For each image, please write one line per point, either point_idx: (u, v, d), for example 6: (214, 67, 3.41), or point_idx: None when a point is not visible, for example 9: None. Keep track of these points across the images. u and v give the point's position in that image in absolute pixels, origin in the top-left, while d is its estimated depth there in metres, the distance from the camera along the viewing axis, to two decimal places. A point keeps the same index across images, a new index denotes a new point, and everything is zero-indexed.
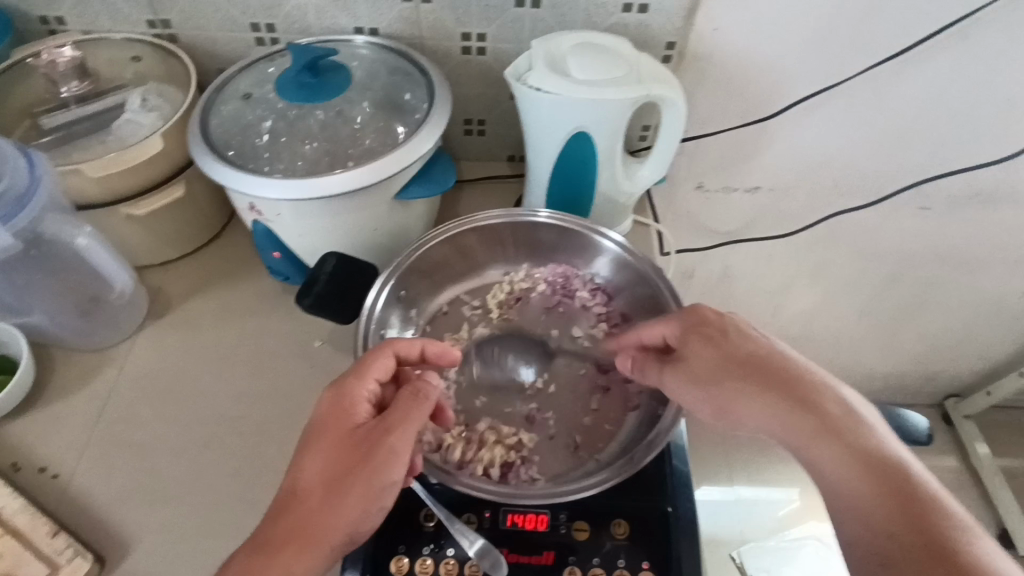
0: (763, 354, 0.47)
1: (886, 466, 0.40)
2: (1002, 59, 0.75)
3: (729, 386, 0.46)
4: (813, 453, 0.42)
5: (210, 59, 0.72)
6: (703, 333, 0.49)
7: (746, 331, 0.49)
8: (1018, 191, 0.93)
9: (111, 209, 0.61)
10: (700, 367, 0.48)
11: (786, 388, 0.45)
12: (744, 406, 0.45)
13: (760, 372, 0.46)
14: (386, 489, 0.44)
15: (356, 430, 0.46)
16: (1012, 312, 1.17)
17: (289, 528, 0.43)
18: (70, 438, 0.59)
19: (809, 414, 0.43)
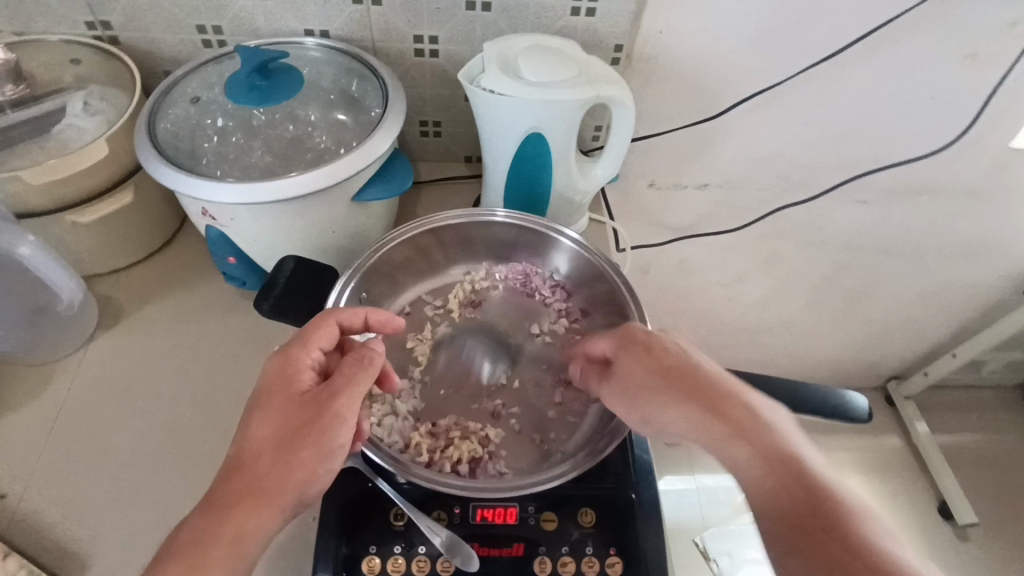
0: (687, 364, 0.48)
1: (794, 467, 0.41)
2: (923, 60, 0.81)
3: (653, 396, 0.47)
4: (727, 458, 0.43)
5: (155, 61, 0.70)
6: (628, 346, 0.50)
7: (671, 343, 0.50)
8: (942, 183, 0.99)
9: (56, 217, 0.59)
10: (629, 380, 0.49)
11: (701, 395, 0.45)
12: (662, 414, 0.46)
13: (683, 380, 0.47)
14: (337, 447, 0.45)
15: (302, 394, 0.47)
16: (943, 297, 1.25)
17: (239, 489, 0.43)
18: (17, 456, 0.58)
19: (723, 420, 0.44)
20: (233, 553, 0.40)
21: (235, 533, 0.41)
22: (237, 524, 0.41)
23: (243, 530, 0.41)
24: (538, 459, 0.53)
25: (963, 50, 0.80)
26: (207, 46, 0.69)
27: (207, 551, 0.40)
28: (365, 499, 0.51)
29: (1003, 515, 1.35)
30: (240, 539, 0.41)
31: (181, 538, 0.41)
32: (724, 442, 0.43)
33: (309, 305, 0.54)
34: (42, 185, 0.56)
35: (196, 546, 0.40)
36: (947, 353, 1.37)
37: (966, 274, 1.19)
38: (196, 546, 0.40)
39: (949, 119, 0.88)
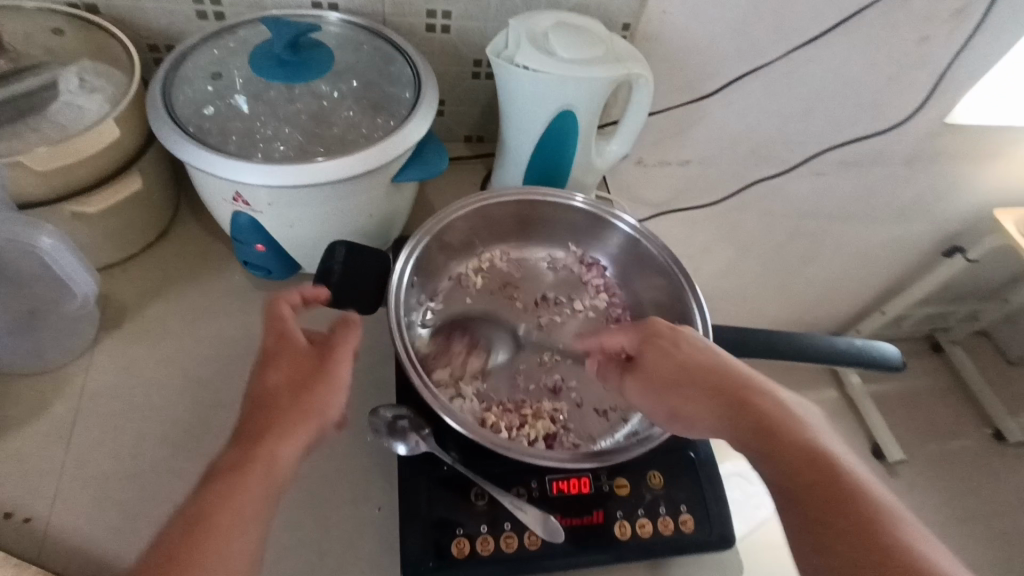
0: (710, 359, 0.48)
1: (827, 466, 0.40)
2: (889, 44, 0.87)
3: (678, 391, 0.48)
4: (754, 453, 0.43)
5: (139, 33, 0.64)
6: (653, 337, 0.51)
7: (693, 337, 0.50)
8: (892, 157, 1.07)
9: (55, 207, 0.53)
10: (655, 372, 0.49)
11: (723, 392, 0.46)
12: (692, 408, 0.46)
13: (707, 375, 0.47)
14: (338, 392, 0.45)
15: (304, 347, 0.47)
16: (880, 261, 1.37)
17: (259, 428, 0.42)
18: (34, 475, 0.52)
19: (747, 414, 0.44)
20: (265, 482, 0.40)
21: (261, 463, 0.41)
22: (263, 456, 0.41)
23: (271, 461, 0.41)
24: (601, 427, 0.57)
25: (916, 35, 0.86)
26: (202, 18, 0.63)
27: (239, 479, 0.40)
28: (443, 484, 0.51)
29: (927, 452, 1.51)
30: (268, 469, 0.41)
31: (208, 478, 0.40)
32: (749, 439, 0.43)
33: (370, 290, 0.53)
34: (44, 171, 0.50)
35: (227, 479, 0.39)
36: (877, 311, 1.51)
37: (897, 239, 1.29)
38: (228, 479, 0.40)
39: (905, 96, 0.95)
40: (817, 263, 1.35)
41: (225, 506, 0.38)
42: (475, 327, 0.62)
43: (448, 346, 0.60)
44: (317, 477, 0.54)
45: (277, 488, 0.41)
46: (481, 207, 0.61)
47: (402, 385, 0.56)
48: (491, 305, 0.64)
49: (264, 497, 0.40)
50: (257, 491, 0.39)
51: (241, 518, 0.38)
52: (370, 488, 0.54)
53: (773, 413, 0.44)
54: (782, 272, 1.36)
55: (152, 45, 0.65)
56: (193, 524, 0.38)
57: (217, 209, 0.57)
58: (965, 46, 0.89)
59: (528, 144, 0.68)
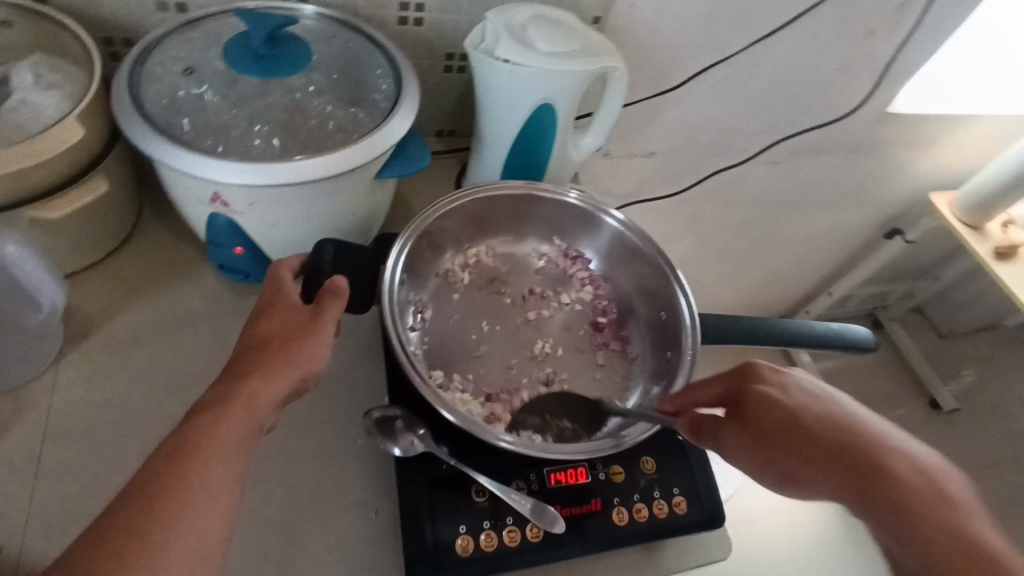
0: (825, 413, 0.46)
1: (975, 544, 0.37)
2: (842, 38, 0.91)
3: (788, 449, 0.45)
4: (883, 529, 0.39)
5: (92, 25, 0.60)
6: (758, 389, 0.49)
7: (806, 390, 0.49)
8: (842, 146, 1.12)
9: (14, 213, 0.49)
10: (759, 423, 0.47)
11: (843, 454, 0.43)
12: (806, 470, 0.44)
13: (826, 435, 0.45)
14: (325, 345, 0.46)
15: (295, 301, 0.48)
16: (829, 245, 1.44)
17: (250, 366, 0.43)
18: (2, 501, 0.49)
19: (869, 481, 0.41)
20: (246, 420, 0.40)
21: (243, 401, 0.41)
22: (247, 394, 0.41)
23: (254, 400, 0.41)
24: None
25: (863, 28, 0.90)
26: (162, 10, 0.60)
27: (224, 413, 0.40)
28: (442, 482, 0.51)
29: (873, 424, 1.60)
30: (250, 408, 0.41)
31: (195, 411, 0.40)
32: (879, 505, 0.40)
33: (360, 289, 0.52)
34: (5, 175, 0.47)
35: (213, 411, 0.40)
36: (824, 293, 1.59)
37: (842, 223, 1.36)
38: (213, 411, 0.40)
39: (853, 87, 1.00)
40: (772, 249, 1.40)
41: (207, 438, 0.39)
42: (468, 324, 0.62)
43: (440, 343, 0.60)
44: (310, 484, 0.53)
45: (257, 428, 0.41)
46: (471, 201, 0.62)
47: (393, 385, 0.56)
48: (481, 300, 0.65)
49: (246, 435, 0.40)
50: (238, 428, 0.40)
51: (222, 451, 0.39)
52: (365, 492, 0.53)
53: (906, 480, 0.41)
54: (739, 258, 1.41)
55: (107, 38, 0.61)
56: (176, 453, 0.38)
57: (190, 212, 0.55)
58: (908, 39, 0.93)
59: (506, 137, 0.68)
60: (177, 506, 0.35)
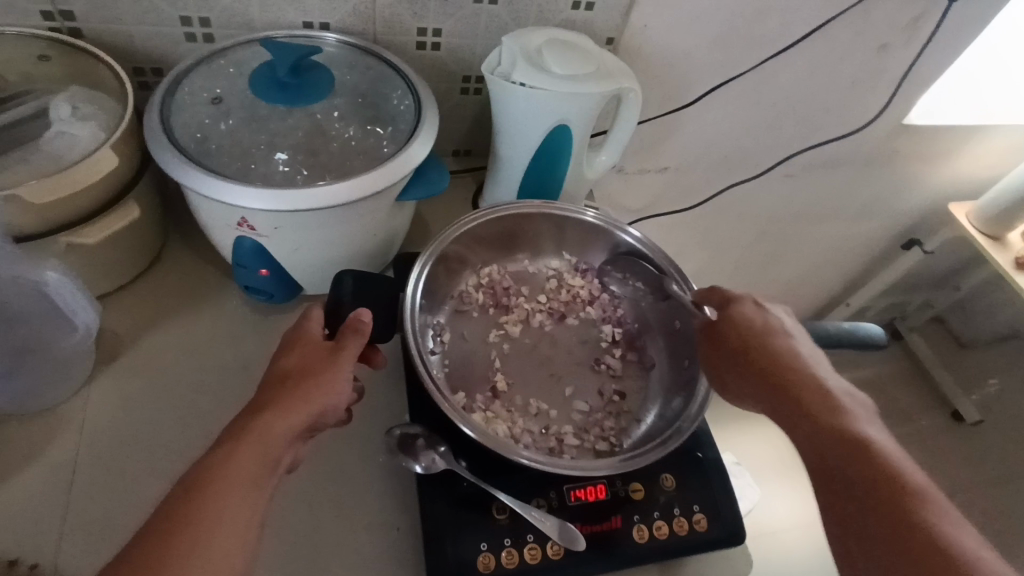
0: (776, 338, 0.52)
1: (862, 445, 0.44)
2: (854, 53, 0.91)
3: (738, 367, 0.52)
4: (796, 437, 0.47)
5: (125, 56, 0.63)
6: (731, 313, 0.54)
7: (768, 322, 0.53)
8: (856, 158, 1.12)
9: (50, 240, 0.51)
10: (716, 349, 0.54)
11: (783, 372, 0.50)
12: (745, 385, 0.52)
13: (767, 358, 0.51)
14: (342, 382, 0.46)
15: (313, 339, 0.48)
16: (846, 257, 1.43)
17: (266, 401, 0.44)
18: (37, 519, 0.50)
19: (795, 396, 0.48)
20: (260, 455, 0.41)
21: (258, 435, 0.42)
22: (261, 429, 0.42)
23: (268, 434, 0.42)
24: (616, 427, 0.60)
25: (875, 43, 0.90)
26: (190, 40, 0.63)
27: (239, 447, 0.41)
28: (463, 500, 0.52)
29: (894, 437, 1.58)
30: (264, 444, 0.42)
31: (215, 443, 0.42)
32: (791, 412, 0.48)
33: (381, 313, 0.53)
34: (45, 203, 0.49)
35: (230, 444, 0.41)
36: (841, 304, 1.58)
37: (859, 234, 1.35)
38: (229, 445, 0.41)
39: (867, 101, 1.00)
40: (788, 262, 1.39)
41: (222, 473, 0.40)
42: (488, 344, 0.64)
43: (459, 366, 0.61)
44: (334, 502, 0.54)
45: (271, 463, 0.42)
46: (491, 220, 0.63)
47: (414, 403, 0.57)
48: (496, 320, 0.66)
49: (259, 469, 0.41)
50: (253, 463, 0.41)
51: (235, 485, 0.39)
52: (387, 509, 0.54)
53: (817, 396, 0.48)
54: (755, 271, 1.40)
55: (138, 68, 0.64)
56: (193, 487, 0.39)
57: (218, 235, 0.57)
58: (922, 53, 0.93)
59: (522, 157, 0.70)
60: (189, 544, 0.36)
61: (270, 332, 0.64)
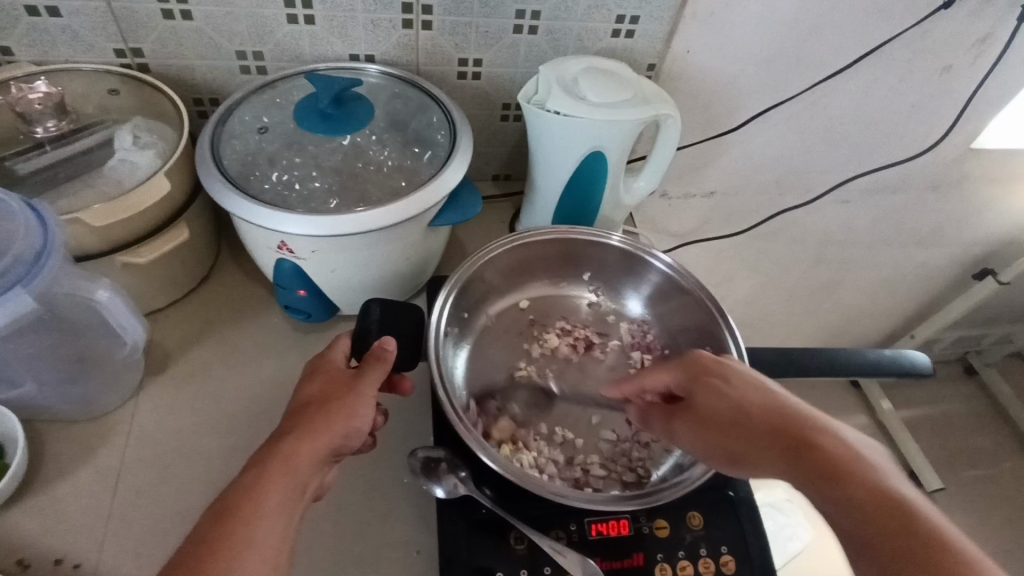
0: (752, 393, 0.46)
1: (894, 503, 0.36)
2: (914, 76, 0.86)
3: (728, 433, 0.45)
4: (830, 505, 0.37)
5: (186, 88, 0.67)
6: (707, 377, 0.48)
7: (744, 375, 0.47)
8: (920, 183, 1.06)
9: (108, 258, 0.55)
10: (705, 414, 0.47)
11: (776, 427, 0.43)
12: (744, 453, 0.44)
13: (758, 411, 0.44)
14: (365, 407, 0.47)
15: (337, 368, 0.50)
16: (911, 287, 1.34)
17: (289, 429, 0.45)
18: (84, 520, 0.53)
19: (808, 453, 0.40)
20: (285, 480, 0.42)
21: (284, 462, 0.43)
22: (286, 455, 0.43)
23: (294, 461, 0.43)
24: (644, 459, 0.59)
25: (938, 64, 0.85)
26: (245, 72, 0.67)
27: (266, 474, 0.42)
28: (483, 527, 0.52)
29: (964, 481, 1.46)
30: (291, 471, 0.43)
31: (242, 471, 0.43)
32: (810, 479, 0.39)
33: (409, 339, 0.54)
34: (104, 226, 0.53)
35: (255, 472, 0.42)
36: (907, 335, 1.48)
37: (923, 262, 1.27)
38: (256, 473, 0.42)
39: (930, 123, 0.94)
40: (845, 291, 1.32)
41: (250, 500, 0.41)
42: (515, 373, 0.64)
43: (485, 396, 0.62)
44: (357, 520, 0.54)
45: (299, 488, 0.43)
46: (520, 246, 0.63)
47: (439, 425, 0.57)
48: (523, 348, 0.66)
49: (287, 495, 0.42)
50: (280, 490, 0.42)
51: (264, 512, 0.40)
52: (409, 531, 0.54)
53: (832, 448, 0.40)
54: (809, 299, 1.34)
55: (198, 99, 0.68)
56: (223, 514, 0.40)
57: (260, 257, 0.59)
58: (990, 73, 0.88)
59: (559, 183, 0.70)
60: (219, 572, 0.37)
61: (308, 349, 0.67)
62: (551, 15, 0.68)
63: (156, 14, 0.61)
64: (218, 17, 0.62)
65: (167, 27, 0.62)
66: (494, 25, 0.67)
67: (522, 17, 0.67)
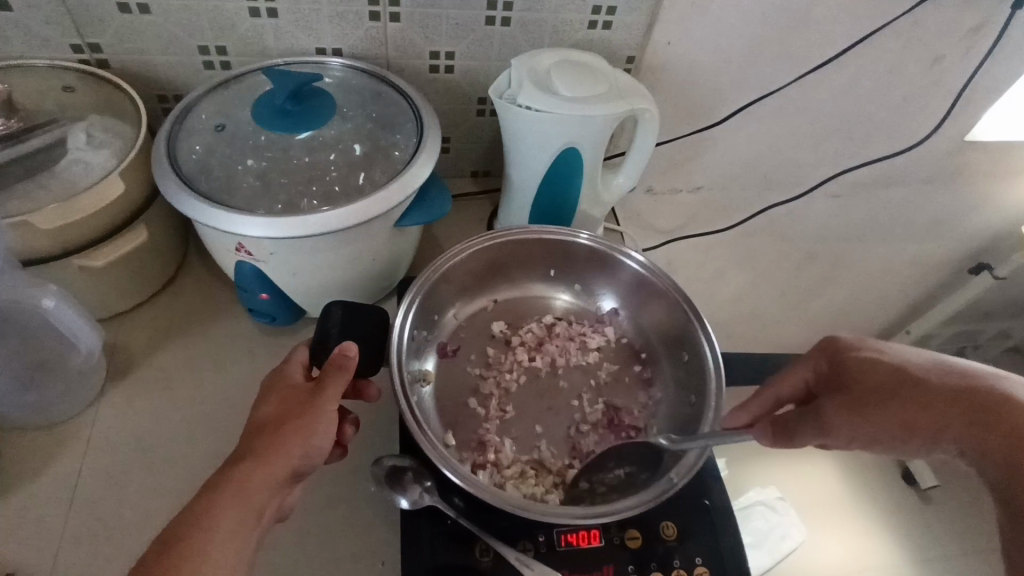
0: (924, 370, 0.44)
1: None
2: (903, 64, 0.83)
3: (897, 406, 0.43)
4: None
5: (149, 84, 0.65)
6: (853, 355, 0.46)
7: (896, 349, 0.46)
8: (911, 175, 1.03)
9: (62, 262, 0.53)
10: (864, 394, 0.44)
11: (956, 403, 0.41)
12: (925, 423, 0.42)
13: (928, 390, 0.42)
14: (325, 424, 0.45)
15: (294, 383, 0.48)
16: (905, 281, 1.31)
17: (243, 452, 0.43)
18: (39, 531, 0.52)
19: (989, 430, 0.40)
20: (237, 505, 0.40)
21: (237, 487, 0.41)
22: (238, 478, 0.41)
23: (248, 485, 0.41)
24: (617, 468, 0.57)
25: (931, 54, 0.82)
26: (208, 68, 0.65)
27: (217, 501, 0.40)
28: (448, 538, 0.50)
29: None
30: (244, 496, 0.41)
31: (192, 498, 0.41)
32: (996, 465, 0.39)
33: (371, 346, 0.52)
34: (52, 230, 0.51)
35: (206, 499, 0.40)
36: (902, 331, 1.45)
37: (918, 256, 1.24)
38: (207, 500, 0.40)
39: (923, 115, 0.91)
40: (837, 286, 1.30)
41: (198, 529, 0.38)
42: (484, 377, 0.62)
43: (452, 398, 0.60)
44: (321, 529, 0.53)
45: (255, 513, 0.41)
46: (491, 245, 0.62)
47: (406, 432, 0.56)
48: (495, 350, 0.65)
49: (241, 522, 0.40)
50: (233, 517, 0.40)
51: (214, 543, 0.38)
52: (373, 540, 0.53)
53: None
54: (801, 293, 1.31)
55: (161, 96, 0.67)
56: (167, 545, 0.38)
57: (221, 258, 0.57)
58: (984, 62, 0.85)
59: (533, 180, 0.68)
60: None
61: (277, 352, 0.65)
62: (525, 7, 0.66)
63: (112, 8, 0.59)
64: (177, 10, 0.60)
65: (124, 21, 0.60)
66: (466, 17, 0.65)
67: (494, 9, 0.65)
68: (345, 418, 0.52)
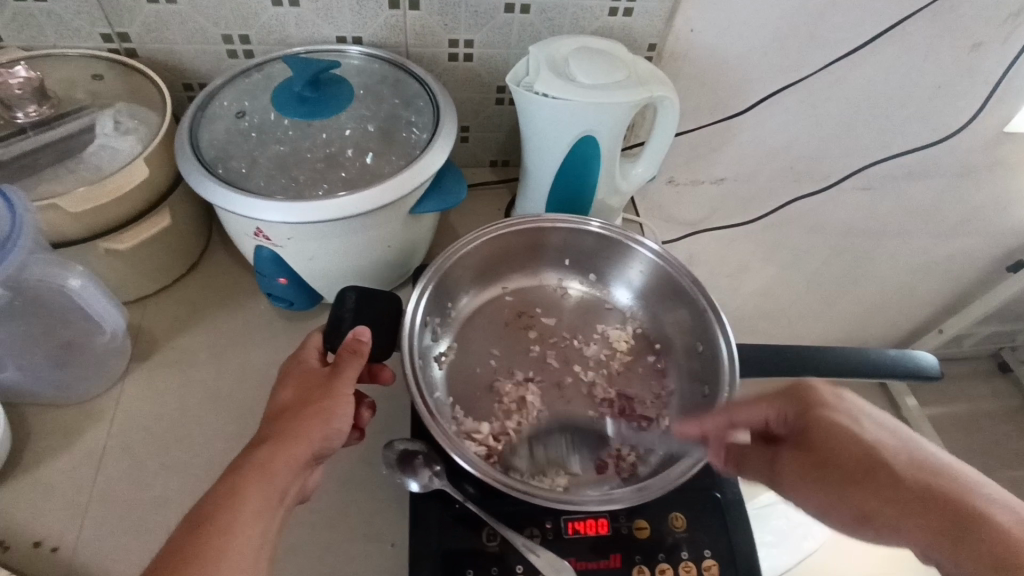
0: (896, 454, 0.42)
1: None
2: (937, 52, 0.80)
3: (856, 486, 0.41)
4: None
5: (175, 73, 0.67)
6: (822, 416, 0.45)
7: (871, 422, 0.45)
8: (945, 168, 0.99)
9: (89, 244, 0.55)
10: (820, 455, 0.44)
11: (917, 497, 0.39)
12: (883, 511, 0.40)
13: (893, 470, 0.41)
14: (344, 407, 0.46)
15: (313, 368, 0.49)
16: (937, 278, 1.27)
17: (264, 436, 0.44)
18: (65, 503, 0.54)
19: (954, 529, 0.37)
20: (258, 485, 0.41)
21: (261, 469, 0.42)
22: (261, 460, 0.42)
23: (272, 467, 0.42)
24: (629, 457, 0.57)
25: (966, 41, 0.79)
26: (232, 57, 0.66)
27: (242, 483, 0.41)
28: (457, 523, 0.50)
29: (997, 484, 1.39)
30: (267, 478, 0.42)
31: (217, 480, 0.42)
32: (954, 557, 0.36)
33: (384, 332, 0.53)
34: (80, 215, 0.52)
35: (230, 481, 0.41)
36: (934, 329, 1.41)
37: (952, 252, 1.20)
38: (230, 482, 0.41)
39: (958, 106, 0.88)
40: (864, 284, 1.26)
41: (225, 509, 0.39)
42: (494, 365, 0.63)
43: (462, 385, 0.61)
44: (335, 509, 0.54)
45: (278, 494, 0.42)
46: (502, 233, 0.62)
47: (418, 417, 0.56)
48: (506, 339, 0.65)
49: (264, 502, 0.41)
50: (256, 497, 0.41)
51: (240, 522, 0.39)
52: (384, 522, 0.54)
53: (998, 527, 0.36)
54: (827, 290, 1.28)
55: (187, 84, 0.68)
56: (195, 525, 0.39)
57: (241, 244, 0.59)
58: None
59: (551, 168, 0.68)
60: None
61: (296, 336, 0.66)
62: None
63: None
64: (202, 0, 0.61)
65: (152, 11, 0.61)
66: (485, 5, 0.65)
67: None
68: (361, 402, 0.53)
